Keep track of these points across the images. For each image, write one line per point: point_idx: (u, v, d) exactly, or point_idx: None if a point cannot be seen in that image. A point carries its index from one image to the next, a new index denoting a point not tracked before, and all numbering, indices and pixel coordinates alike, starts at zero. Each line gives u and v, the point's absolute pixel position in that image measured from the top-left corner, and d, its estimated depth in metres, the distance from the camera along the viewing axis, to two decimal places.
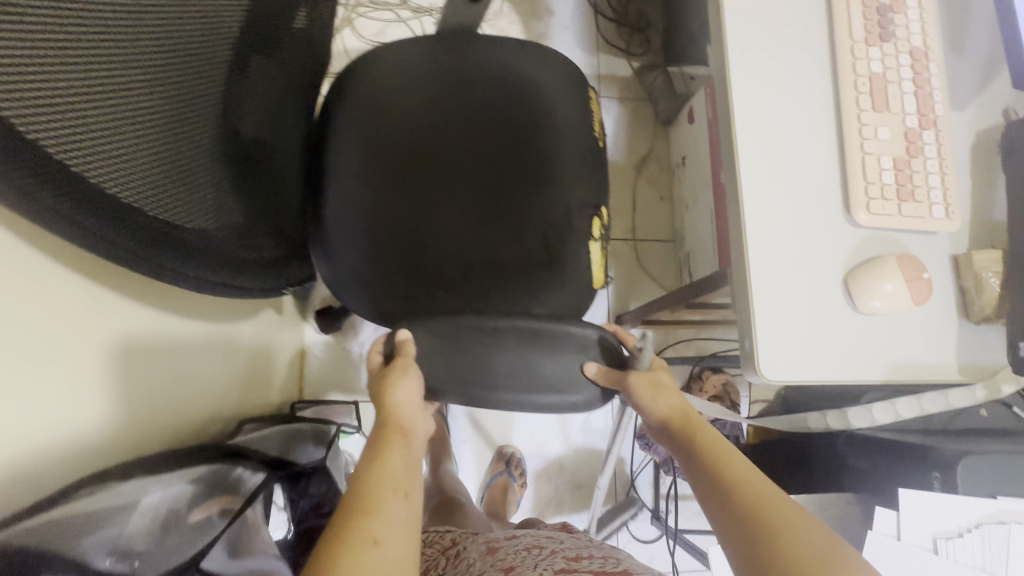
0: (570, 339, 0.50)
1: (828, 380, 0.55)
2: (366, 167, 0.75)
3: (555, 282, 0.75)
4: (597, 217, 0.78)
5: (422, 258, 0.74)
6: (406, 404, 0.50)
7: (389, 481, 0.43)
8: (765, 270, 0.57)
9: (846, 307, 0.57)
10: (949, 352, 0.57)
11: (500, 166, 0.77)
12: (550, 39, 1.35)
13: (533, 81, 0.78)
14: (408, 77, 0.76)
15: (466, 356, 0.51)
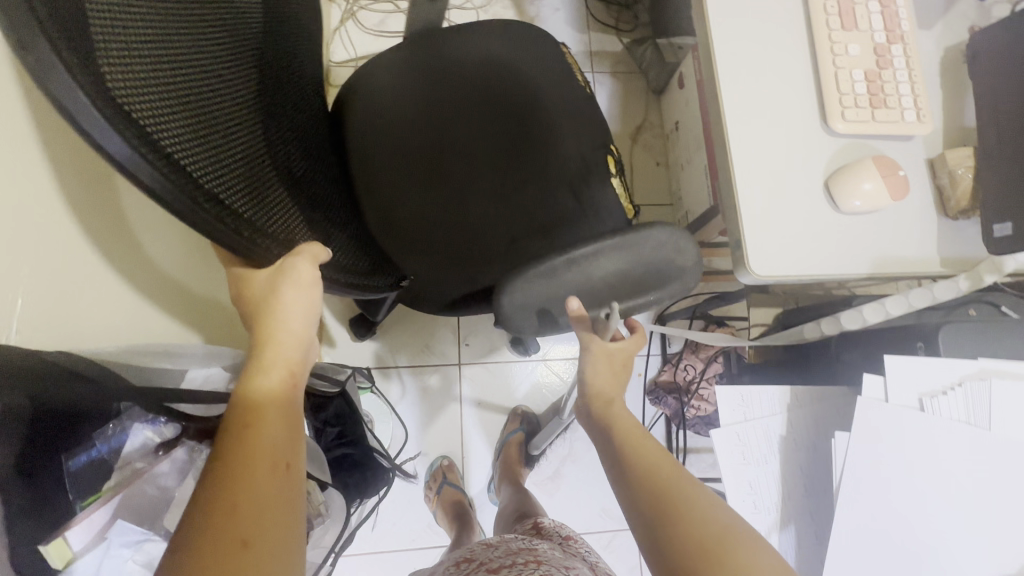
0: (648, 244, 0.55)
1: (817, 275, 0.59)
2: (397, 180, 0.78)
3: (581, 220, 0.78)
4: (611, 155, 0.81)
5: (476, 242, 0.76)
6: (290, 322, 0.44)
7: (267, 458, 0.38)
8: (751, 179, 0.61)
9: (829, 210, 0.61)
10: (931, 246, 0.61)
11: (514, 139, 0.80)
12: (543, 20, 1.41)
13: (511, 50, 0.81)
14: (402, 87, 0.80)
15: (560, 283, 0.56)
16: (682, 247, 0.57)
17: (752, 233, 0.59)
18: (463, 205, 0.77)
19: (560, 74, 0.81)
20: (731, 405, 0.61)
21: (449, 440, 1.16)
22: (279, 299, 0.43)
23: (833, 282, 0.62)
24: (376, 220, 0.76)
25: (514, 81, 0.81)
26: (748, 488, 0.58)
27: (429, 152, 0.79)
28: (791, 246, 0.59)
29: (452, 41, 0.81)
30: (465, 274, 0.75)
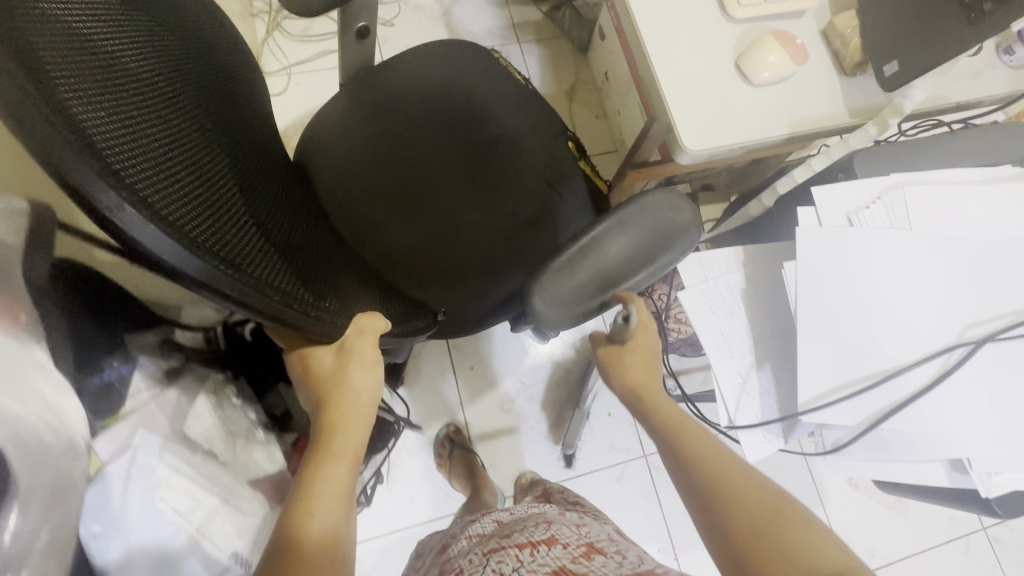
0: (646, 210, 0.58)
1: (744, 143, 0.65)
2: (380, 219, 0.81)
3: (560, 205, 0.83)
4: (570, 140, 0.87)
5: (472, 253, 0.80)
6: (358, 403, 0.49)
7: (320, 554, 0.42)
8: (671, 71, 0.66)
9: (744, 85, 0.67)
10: (838, 101, 0.68)
11: (478, 152, 0.85)
12: (462, 3, 1.47)
13: (450, 70, 0.86)
14: (356, 130, 0.83)
15: (585, 270, 0.56)
16: (679, 204, 0.59)
17: (681, 117, 0.65)
18: (452, 228, 0.81)
19: (500, 76, 0.87)
20: (692, 269, 0.64)
21: (450, 407, 1.19)
22: (351, 385, 0.48)
23: (761, 150, 0.68)
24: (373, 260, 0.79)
25: (458, 96, 0.85)
26: (722, 338, 0.61)
27: (400, 185, 0.83)
28: (718, 123, 0.65)
29: (390, 74, 0.85)
30: (469, 282, 0.78)
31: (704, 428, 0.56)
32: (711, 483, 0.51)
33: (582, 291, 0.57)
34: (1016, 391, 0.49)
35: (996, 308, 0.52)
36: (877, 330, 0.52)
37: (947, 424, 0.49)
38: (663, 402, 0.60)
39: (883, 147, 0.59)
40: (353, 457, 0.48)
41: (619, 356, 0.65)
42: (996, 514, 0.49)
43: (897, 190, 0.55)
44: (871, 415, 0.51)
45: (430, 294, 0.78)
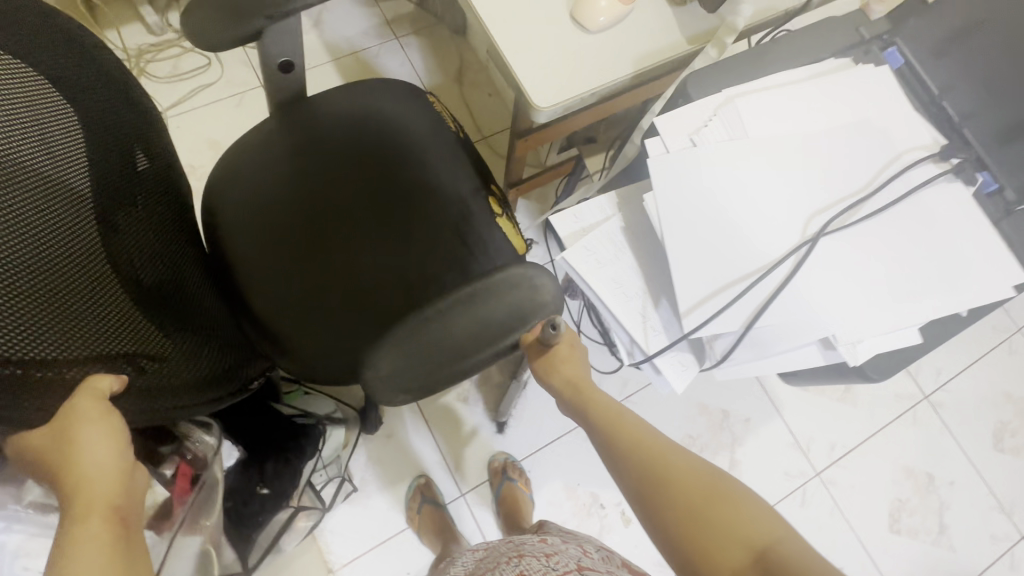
0: (498, 289, 0.52)
1: (594, 90, 0.67)
2: (272, 263, 0.78)
3: (467, 260, 0.79)
4: (490, 192, 0.84)
5: (365, 301, 0.77)
6: (93, 460, 0.44)
7: None
8: (509, 36, 0.67)
9: (583, 35, 0.68)
10: (674, 31, 0.70)
11: (389, 189, 0.81)
12: (330, 10, 1.44)
13: (370, 100, 0.85)
14: (269, 167, 0.81)
15: (423, 351, 0.52)
16: (541, 282, 0.53)
17: (527, 79, 0.66)
18: (348, 270, 0.78)
19: (420, 107, 0.86)
20: (570, 224, 0.64)
21: (406, 411, 1.19)
22: (82, 445, 0.43)
23: (612, 93, 0.70)
24: (263, 308, 0.77)
25: (374, 130, 0.83)
26: (614, 284, 0.61)
27: (302, 229, 0.79)
28: (565, 76, 0.67)
29: (311, 106, 0.83)
30: (351, 342, 0.75)
31: (638, 419, 0.57)
32: (662, 485, 0.50)
33: (418, 365, 0.52)
34: (863, 267, 0.53)
35: (834, 196, 0.55)
36: (736, 238, 0.55)
37: (809, 309, 0.52)
38: (601, 399, 0.58)
39: (712, 65, 0.62)
40: (109, 510, 0.43)
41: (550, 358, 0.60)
42: (869, 379, 0.53)
43: (730, 105, 0.58)
44: (746, 318, 0.54)
45: (312, 348, 0.75)
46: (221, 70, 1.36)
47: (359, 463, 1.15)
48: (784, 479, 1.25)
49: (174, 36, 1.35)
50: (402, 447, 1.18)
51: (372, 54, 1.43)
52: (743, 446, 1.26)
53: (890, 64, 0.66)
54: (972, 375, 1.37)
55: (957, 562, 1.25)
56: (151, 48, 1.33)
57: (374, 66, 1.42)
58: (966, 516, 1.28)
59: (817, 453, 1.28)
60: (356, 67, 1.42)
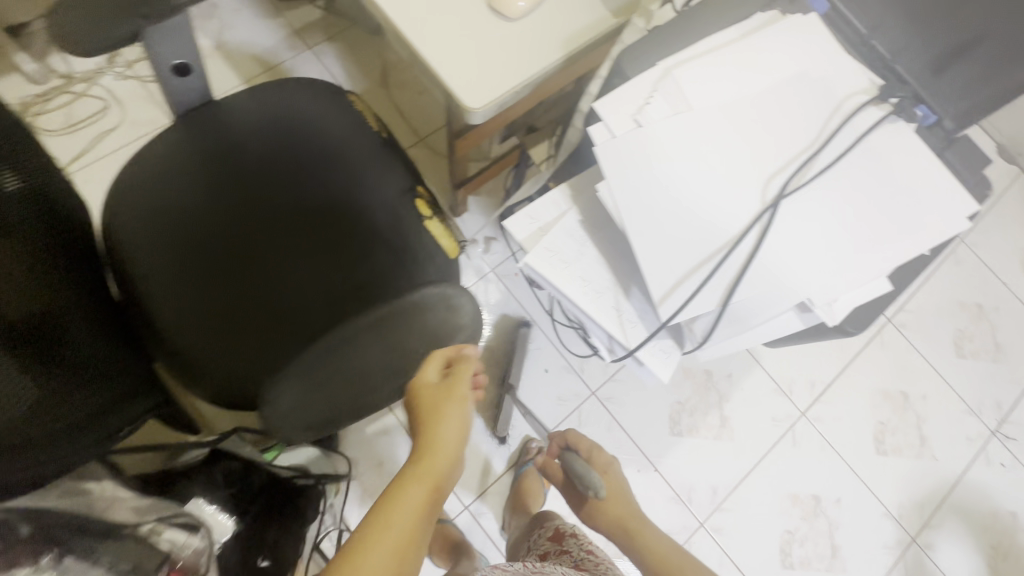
0: (414, 310, 0.51)
1: (527, 79, 0.63)
2: (179, 281, 0.74)
3: (393, 266, 0.77)
4: (420, 199, 0.82)
5: (286, 321, 0.74)
6: (452, 429, 0.55)
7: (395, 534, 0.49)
8: (426, 36, 0.62)
9: (504, 22, 0.64)
10: (598, 5, 0.67)
11: (312, 199, 0.80)
12: (230, 28, 1.34)
13: (291, 108, 0.85)
14: (179, 180, 0.79)
15: (330, 375, 0.51)
16: (458, 303, 0.53)
17: (452, 79, 0.62)
18: (266, 285, 0.76)
19: (347, 113, 0.85)
20: (526, 224, 0.61)
21: (393, 435, 1.15)
22: (444, 421, 0.55)
23: (545, 81, 0.66)
24: (172, 330, 0.73)
25: (298, 140, 0.83)
26: (583, 283, 0.59)
27: (215, 243, 0.77)
28: (492, 71, 0.63)
29: (223, 119, 0.83)
30: (267, 360, 0.72)
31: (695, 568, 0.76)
32: None
33: (320, 394, 0.51)
34: (826, 225, 0.52)
35: (787, 156, 0.54)
36: (697, 216, 0.53)
37: (780, 278, 0.52)
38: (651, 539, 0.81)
39: (643, 37, 0.58)
40: (433, 489, 0.53)
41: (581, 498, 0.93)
42: (848, 333, 0.53)
43: (669, 77, 0.55)
44: (720, 296, 0.53)
45: (225, 369, 0.72)
46: (121, 112, 1.24)
47: (355, 499, 1.11)
48: (773, 426, 1.28)
49: (61, 83, 1.23)
50: (396, 473, 1.14)
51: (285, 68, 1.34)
52: (731, 401, 1.28)
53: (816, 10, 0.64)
54: (926, 291, 1.44)
55: (940, 470, 1.32)
56: (37, 99, 1.21)
57: None
58: (942, 425, 1.35)
59: (800, 395, 1.31)
60: None
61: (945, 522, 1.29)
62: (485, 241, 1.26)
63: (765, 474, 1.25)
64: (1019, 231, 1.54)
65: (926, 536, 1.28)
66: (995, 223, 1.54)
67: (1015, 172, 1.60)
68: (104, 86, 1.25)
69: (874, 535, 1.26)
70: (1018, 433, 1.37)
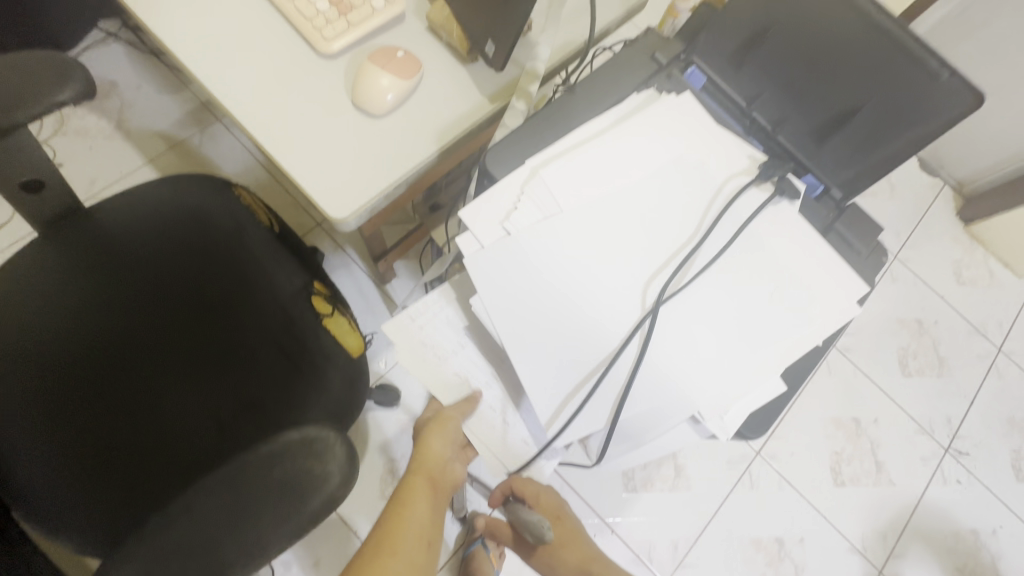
0: (272, 462, 0.48)
1: (400, 179, 0.60)
2: (44, 418, 0.67)
3: (289, 376, 0.72)
4: (316, 295, 0.76)
5: (170, 449, 0.68)
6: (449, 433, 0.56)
7: (411, 530, 0.51)
8: (285, 144, 0.59)
9: (372, 120, 0.61)
10: (473, 93, 0.64)
11: (198, 306, 0.74)
12: (132, 105, 1.28)
13: (172, 201, 0.77)
14: (42, 299, 0.71)
15: (178, 546, 0.47)
16: (324, 447, 0.49)
17: (316, 188, 0.58)
18: (148, 410, 0.69)
19: (236, 204, 0.78)
20: (420, 341, 0.56)
21: (330, 528, 1.07)
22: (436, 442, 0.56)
23: (423, 176, 0.63)
24: (35, 477, 0.65)
25: (181, 238, 0.76)
26: (486, 405, 0.55)
27: (87, 367, 0.69)
28: (362, 174, 0.59)
29: (94, 220, 0.74)
30: (149, 498, 0.66)
31: None
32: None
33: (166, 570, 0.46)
34: (711, 326, 0.49)
35: (666, 252, 0.51)
36: (576, 327, 0.50)
37: (667, 392, 0.48)
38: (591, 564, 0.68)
39: (510, 135, 0.56)
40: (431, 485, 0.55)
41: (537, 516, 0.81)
42: (747, 438, 0.50)
43: (536, 178, 0.52)
44: (608, 415, 0.49)
45: (98, 515, 0.64)
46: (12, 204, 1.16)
47: None
48: (729, 468, 1.25)
49: None
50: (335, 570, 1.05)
51: (193, 142, 1.28)
52: (684, 448, 1.25)
53: (693, 85, 0.63)
54: (867, 312, 1.45)
55: (899, 494, 1.31)
56: None
57: (198, 155, 1.27)
58: (896, 448, 1.34)
59: None
60: (178, 162, 1.26)
61: (909, 550, 1.27)
62: None
63: (726, 521, 1.22)
64: (949, 242, 1.58)
65: (892, 567, 1.25)
66: (925, 237, 1.57)
67: (939, 184, 1.64)
68: None
69: (840, 573, 1.22)
70: (970, 447, 1.37)
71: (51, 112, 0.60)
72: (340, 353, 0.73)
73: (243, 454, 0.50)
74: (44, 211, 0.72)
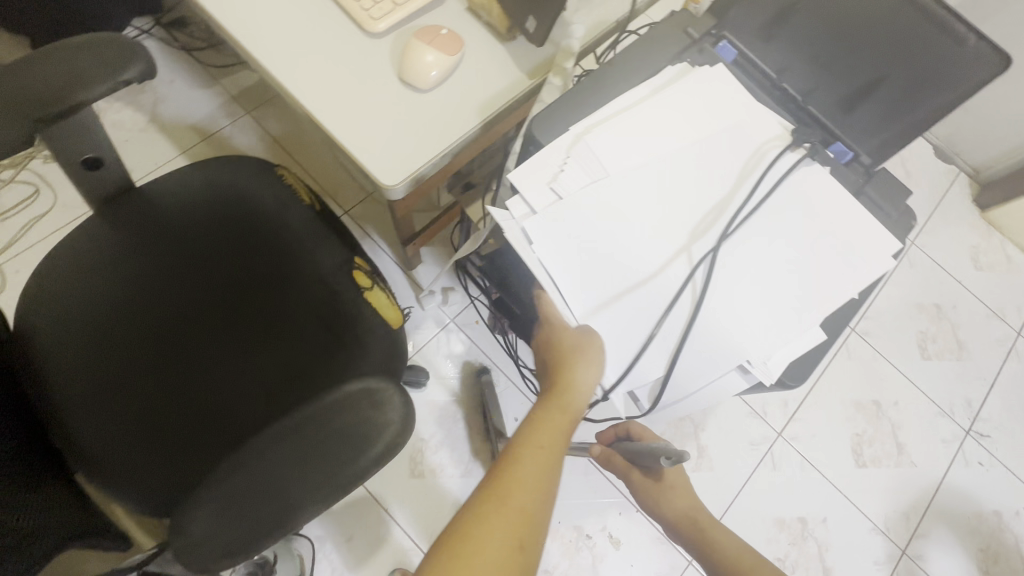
0: (334, 412, 0.51)
1: (445, 151, 0.62)
2: (101, 386, 0.70)
3: (333, 347, 0.75)
4: (357, 270, 0.79)
5: (223, 416, 0.71)
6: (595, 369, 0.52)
7: (540, 468, 0.48)
8: (339, 118, 0.62)
9: (418, 95, 0.64)
10: (512, 70, 0.67)
11: (244, 280, 0.77)
12: (165, 98, 1.32)
13: (218, 181, 0.80)
14: (97, 274, 0.74)
15: (248, 491, 0.49)
16: (384, 398, 0.52)
17: (369, 158, 0.61)
18: (200, 380, 0.72)
19: (279, 184, 0.82)
20: (522, 244, 0.53)
21: (362, 505, 1.10)
22: (585, 374, 0.52)
23: (466, 149, 0.66)
24: (93, 442, 0.68)
25: (228, 216, 0.79)
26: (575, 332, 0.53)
27: (142, 338, 0.72)
28: (411, 145, 0.62)
29: (144, 199, 0.78)
30: (201, 464, 0.68)
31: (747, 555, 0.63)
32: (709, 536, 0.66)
33: (238, 514, 0.49)
34: (755, 280, 0.52)
35: (708, 210, 0.54)
36: (627, 281, 0.52)
37: (716, 344, 0.50)
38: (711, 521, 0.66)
39: (552, 105, 0.58)
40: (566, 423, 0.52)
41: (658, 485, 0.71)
42: (789, 387, 0.52)
43: (581, 143, 0.55)
44: (665, 363, 0.52)
45: (154, 478, 0.67)
46: (53, 195, 1.20)
47: None
48: (750, 450, 1.27)
49: None
50: (368, 546, 1.08)
51: (223, 134, 1.31)
52: (706, 429, 1.27)
53: (724, 59, 0.65)
54: (885, 297, 1.46)
55: (921, 475, 1.31)
56: None
57: (229, 146, 1.30)
58: (917, 430, 1.35)
59: (774, 415, 1.30)
60: (210, 154, 1.29)
61: (932, 530, 1.28)
62: (443, 291, 1.23)
63: (749, 500, 1.23)
64: (966, 228, 1.58)
65: (916, 547, 1.26)
66: (942, 222, 1.58)
67: (954, 171, 1.65)
68: (34, 171, 1.21)
69: (864, 552, 1.23)
70: (992, 430, 1.38)
71: (118, 90, 0.63)
72: (381, 324, 0.76)
73: (306, 406, 0.52)
74: (99, 191, 0.75)
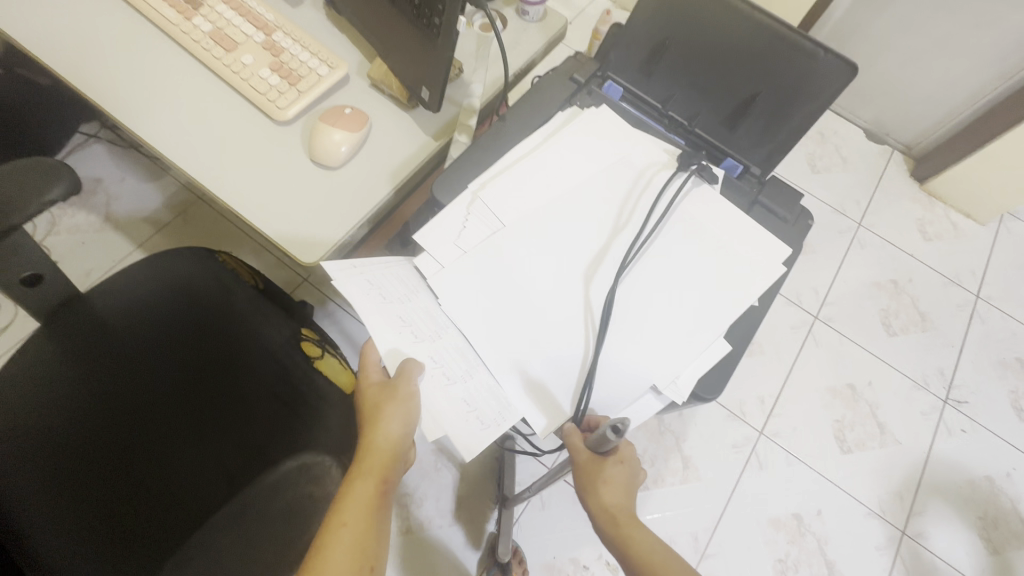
0: None
1: (362, 219, 0.66)
2: (59, 496, 0.70)
3: (290, 421, 0.76)
4: (306, 340, 0.82)
5: (189, 507, 0.72)
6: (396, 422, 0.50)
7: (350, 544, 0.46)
8: (257, 205, 0.65)
9: (331, 171, 0.68)
10: (419, 134, 0.71)
11: (195, 367, 0.79)
12: (117, 196, 1.36)
13: (160, 275, 0.83)
14: (48, 384, 0.75)
15: None
16: None
17: (288, 238, 0.64)
18: (161, 473, 0.73)
19: (221, 269, 0.84)
20: (362, 292, 0.53)
21: None
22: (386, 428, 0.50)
23: (384, 214, 0.69)
24: None
25: (173, 307, 0.81)
26: (435, 366, 0.53)
27: (99, 440, 0.73)
28: (329, 218, 0.65)
29: (90, 304, 0.80)
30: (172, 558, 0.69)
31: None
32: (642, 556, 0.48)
33: None
34: (656, 307, 0.55)
35: (605, 243, 0.57)
36: (537, 319, 0.55)
37: (626, 369, 0.53)
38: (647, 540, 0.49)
39: (453, 165, 0.62)
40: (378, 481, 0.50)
41: (599, 477, 0.52)
42: (704, 399, 0.55)
43: (478, 201, 0.58)
44: (576, 403, 0.53)
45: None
46: (14, 308, 1.22)
47: None
48: (735, 453, 1.27)
49: None
50: None
51: (178, 222, 1.35)
52: (688, 439, 1.28)
53: (611, 97, 0.70)
54: (843, 281, 1.50)
55: (908, 453, 1.32)
56: None
57: (185, 234, 1.34)
58: (895, 407, 1.37)
59: (753, 414, 1.32)
60: (166, 243, 1.33)
61: (928, 506, 1.28)
62: None
63: (741, 504, 1.23)
64: (909, 203, 1.64)
65: (914, 526, 1.25)
66: (885, 201, 1.63)
67: (889, 150, 1.72)
68: None
69: (864, 539, 1.23)
70: (968, 396, 1.40)
71: (46, 208, 0.66)
72: (334, 392, 0.78)
73: None
74: (43, 304, 0.77)
